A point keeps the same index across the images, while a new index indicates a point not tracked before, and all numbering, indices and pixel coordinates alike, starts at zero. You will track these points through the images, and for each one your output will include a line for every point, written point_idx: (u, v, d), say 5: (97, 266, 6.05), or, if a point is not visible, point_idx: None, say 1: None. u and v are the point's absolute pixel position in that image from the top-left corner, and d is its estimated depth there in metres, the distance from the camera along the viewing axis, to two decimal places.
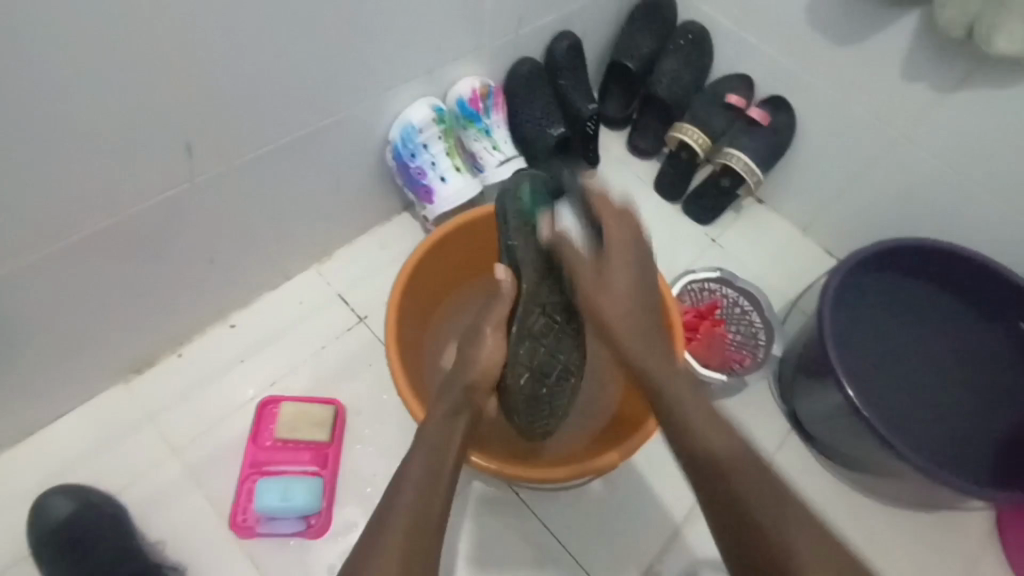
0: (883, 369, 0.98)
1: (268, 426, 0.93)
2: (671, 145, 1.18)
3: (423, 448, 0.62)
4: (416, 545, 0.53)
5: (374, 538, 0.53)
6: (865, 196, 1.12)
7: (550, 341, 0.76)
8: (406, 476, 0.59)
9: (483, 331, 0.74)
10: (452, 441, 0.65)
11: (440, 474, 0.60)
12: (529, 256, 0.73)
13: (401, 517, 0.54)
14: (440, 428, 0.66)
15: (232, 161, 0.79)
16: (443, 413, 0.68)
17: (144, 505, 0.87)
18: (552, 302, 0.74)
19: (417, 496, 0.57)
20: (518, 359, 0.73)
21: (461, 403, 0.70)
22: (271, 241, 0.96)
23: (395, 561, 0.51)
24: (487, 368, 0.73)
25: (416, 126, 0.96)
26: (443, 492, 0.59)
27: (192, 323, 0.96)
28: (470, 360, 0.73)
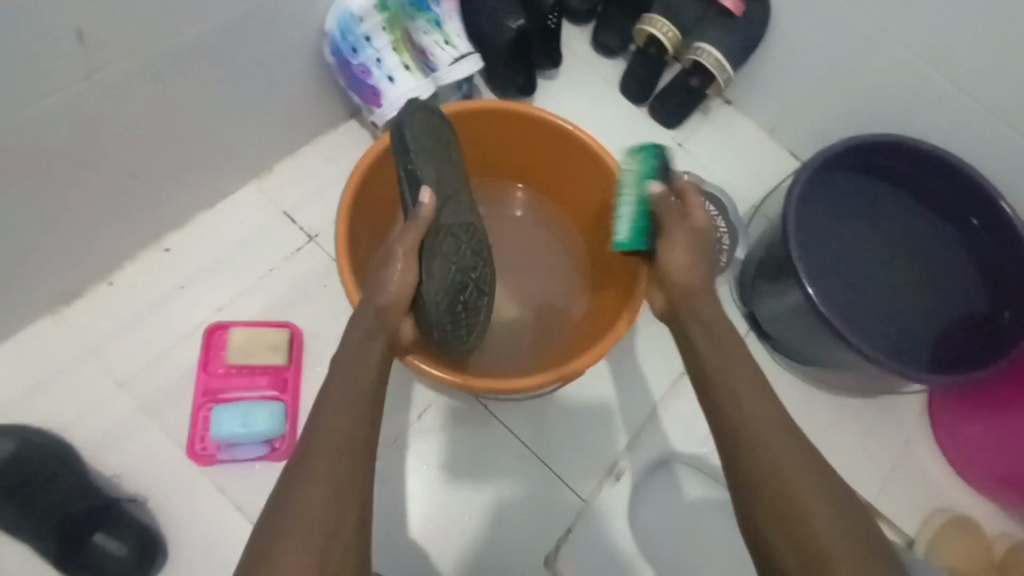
0: (840, 268, 0.98)
1: (219, 352, 0.88)
2: (639, 41, 1.09)
3: (339, 373, 0.61)
4: (344, 471, 0.54)
5: (299, 473, 0.53)
6: (836, 95, 1.07)
7: (461, 258, 0.73)
8: (325, 405, 0.58)
9: (392, 254, 0.68)
10: (370, 363, 0.63)
11: (361, 395, 0.59)
12: (434, 180, 0.70)
13: (324, 447, 0.54)
14: (357, 352, 0.63)
15: (139, 58, 0.69)
16: (357, 338, 0.65)
17: (92, 440, 0.83)
18: (457, 224, 0.73)
19: (338, 423, 0.57)
20: (432, 279, 0.69)
21: (377, 327, 0.66)
22: (201, 153, 0.86)
23: (325, 490, 0.52)
24: (400, 290, 0.68)
25: (355, 15, 0.87)
26: (367, 409, 0.59)
27: (121, 247, 0.88)
28: (380, 282, 0.68)
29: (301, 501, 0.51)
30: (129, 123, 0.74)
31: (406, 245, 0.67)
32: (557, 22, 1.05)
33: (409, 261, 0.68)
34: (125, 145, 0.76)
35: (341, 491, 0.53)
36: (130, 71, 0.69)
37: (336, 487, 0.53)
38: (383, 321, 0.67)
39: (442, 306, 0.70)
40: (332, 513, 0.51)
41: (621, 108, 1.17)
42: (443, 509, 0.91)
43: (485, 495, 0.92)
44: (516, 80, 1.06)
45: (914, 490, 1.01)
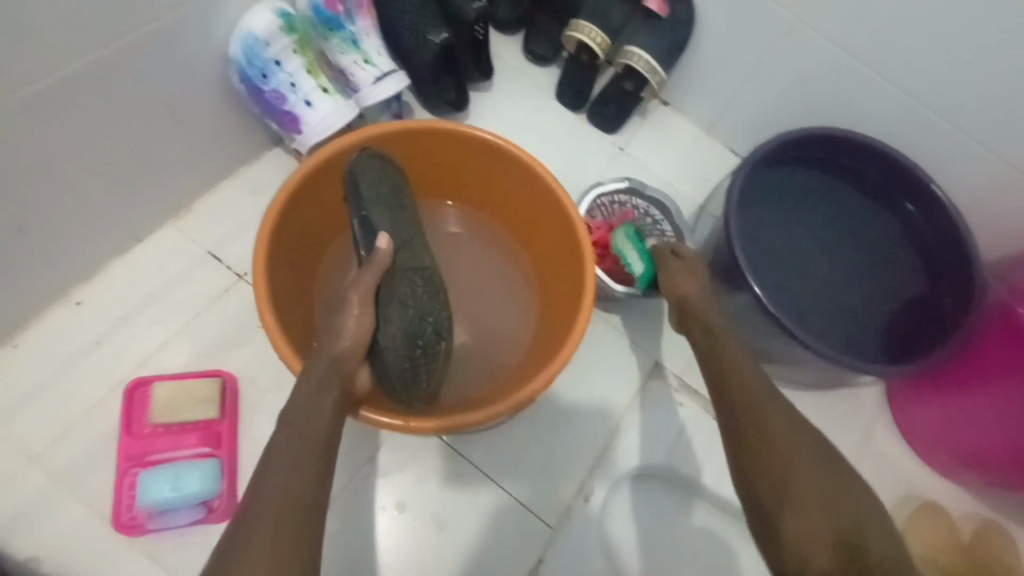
0: (784, 264, 0.98)
1: (143, 412, 0.80)
2: (570, 48, 1.07)
3: (289, 424, 0.57)
4: (289, 537, 0.51)
5: (242, 541, 0.50)
6: (767, 89, 1.08)
7: (419, 300, 0.70)
8: (273, 461, 0.55)
9: (348, 301, 0.67)
10: (321, 416, 0.59)
11: (310, 450, 0.56)
12: (387, 227, 0.74)
13: (272, 511, 0.51)
14: (307, 402, 0.59)
15: (13, 100, 0.62)
16: (308, 387, 0.61)
17: (4, 522, 0.75)
18: (414, 267, 0.73)
19: (285, 490, 0.53)
20: (388, 324, 0.67)
21: (330, 376, 0.62)
22: (106, 196, 0.80)
23: (267, 559, 0.49)
24: (356, 337, 0.66)
25: (260, 39, 0.82)
26: (316, 469, 0.55)
27: (23, 305, 0.80)
28: (335, 329, 0.65)
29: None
30: (14, 172, 0.67)
31: (362, 288, 0.68)
32: (484, 32, 1.00)
33: (365, 306, 0.67)
34: (11, 196, 0.69)
35: (287, 561, 0.49)
36: (4, 113, 0.62)
37: (281, 556, 0.49)
38: (338, 370, 0.63)
39: (401, 350, 0.67)
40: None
41: (558, 116, 1.15)
42: (402, 550, 0.87)
43: (447, 531, 0.89)
44: (446, 95, 1.02)
45: (880, 473, 1.00)
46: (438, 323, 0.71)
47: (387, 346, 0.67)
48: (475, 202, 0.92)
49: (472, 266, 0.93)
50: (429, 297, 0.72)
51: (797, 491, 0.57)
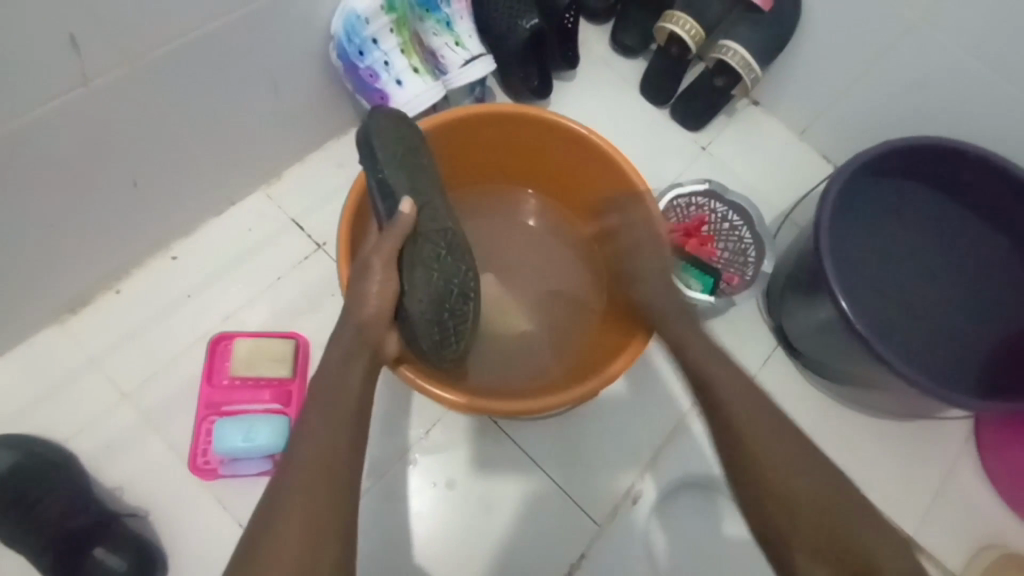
0: (875, 280, 0.93)
1: (223, 363, 0.86)
2: (661, 40, 1.05)
3: (317, 398, 0.60)
4: (320, 500, 0.52)
5: (275, 505, 0.52)
6: (870, 94, 1.02)
7: (445, 265, 0.69)
8: (306, 431, 0.57)
9: (368, 266, 0.66)
10: (350, 389, 0.61)
11: (341, 421, 0.58)
12: (408, 187, 0.70)
13: (304, 475, 0.54)
14: (335, 373, 0.62)
15: (142, 61, 0.67)
16: (337, 359, 0.63)
17: (96, 452, 0.82)
18: (437, 229, 0.70)
19: (311, 454, 0.55)
20: (413, 291, 0.67)
21: (355, 345, 0.64)
22: (208, 160, 0.85)
23: (301, 517, 0.51)
24: (379, 303, 0.66)
25: (361, 16, 0.83)
26: (346, 439, 0.57)
27: (128, 254, 0.87)
28: (360, 295, 0.66)
29: (279, 533, 0.50)
30: (132, 128, 0.72)
31: (382, 254, 0.66)
32: (574, 20, 1.02)
33: (387, 271, 0.66)
34: (128, 151, 0.74)
35: (319, 522, 0.51)
36: (131, 75, 0.67)
37: (313, 515, 0.51)
38: (364, 338, 0.65)
39: (426, 315, 0.68)
40: (311, 547, 0.50)
41: (641, 110, 1.12)
42: (450, 528, 0.88)
43: (496, 514, 0.90)
44: (529, 83, 1.03)
45: (946, 512, 0.97)
46: (466, 287, 0.71)
47: (413, 313, 0.67)
48: (520, 172, 0.91)
49: (507, 235, 0.93)
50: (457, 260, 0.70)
51: (799, 509, 0.54)
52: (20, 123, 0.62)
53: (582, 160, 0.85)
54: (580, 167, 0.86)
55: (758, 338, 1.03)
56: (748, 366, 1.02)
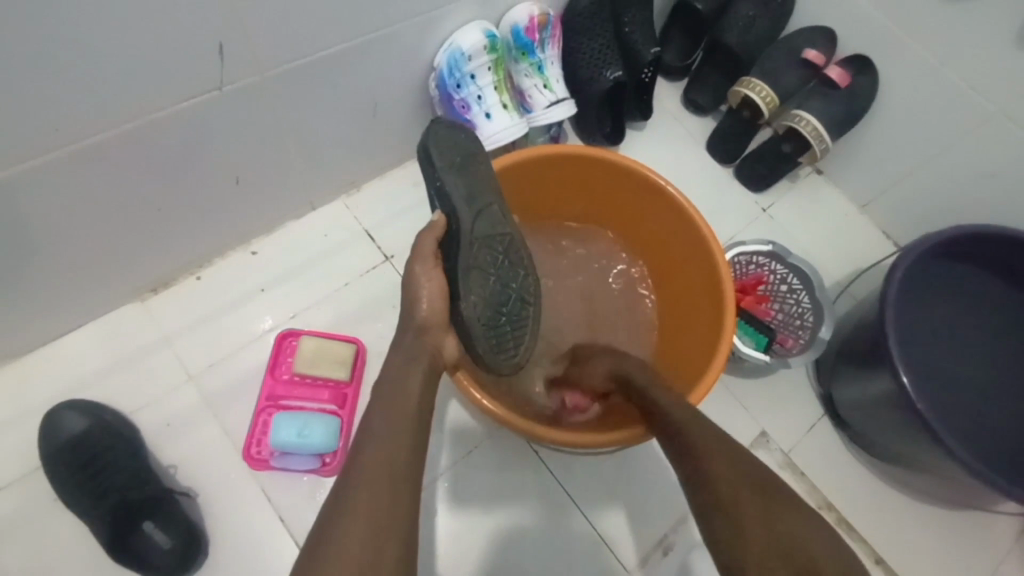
0: (935, 360, 0.92)
1: (287, 359, 0.90)
2: (733, 102, 1.09)
3: (382, 399, 0.62)
4: (383, 498, 0.53)
5: (341, 501, 0.53)
6: (939, 177, 1.03)
7: (501, 269, 0.71)
8: (370, 431, 0.59)
9: (416, 270, 0.70)
10: (410, 388, 0.64)
11: (403, 424, 0.60)
12: (464, 193, 0.70)
13: (366, 474, 0.55)
14: (398, 372, 0.66)
15: (265, 74, 0.73)
16: (400, 360, 0.67)
17: (156, 429, 0.85)
18: (494, 234, 0.71)
19: (383, 444, 0.58)
20: (469, 293, 0.68)
21: (414, 349, 0.68)
22: (299, 167, 0.90)
23: (363, 515, 0.51)
24: (433, 305, 0.70)
25: (465, 53, 0.89)
26: (413, 438, 0.60)
27: (212, 246, 0.91)
28: (411, 301, 0.70)
29: (343, 528, 0.50)
30: (243, 132, 0.78)
31: (424, 257, 0.70)
32: (652, 76, 1.05)
33: (430, 272, 0.70)
34: (235, 151, 0.80)
35: (381, 523, 0.52)
36: (256, 84, 0.73)
37: (375, 516, 0.52)
38: (423, 342, 0.70)
39: (482, 317, 0.68)
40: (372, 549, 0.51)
41: (707, 166, 1.15)
42: (477, 551, 0.89)
43: (523, 543, 0.90)
44: (603, 129, 1.08)
45: None
46: (519, 293, 0.72)
47: (467, 317, 0.67)
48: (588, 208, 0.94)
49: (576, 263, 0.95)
50: (511, 263, 0.72)
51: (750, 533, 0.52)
52: (154, 116, 0.68)
53: (651, 203, 0.88)
54: (647, 210, 0.90)
55: (803, 403, 1.03)
56: (792, 430, 1.02)
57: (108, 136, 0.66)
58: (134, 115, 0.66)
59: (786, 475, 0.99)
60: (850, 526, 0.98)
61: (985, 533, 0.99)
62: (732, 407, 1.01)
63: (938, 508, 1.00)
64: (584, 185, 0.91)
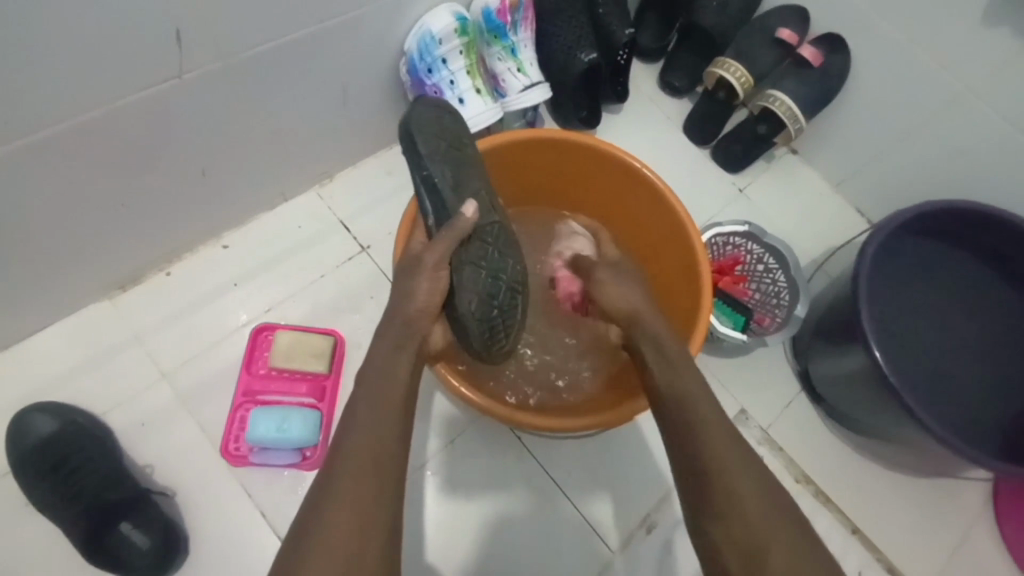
0: (907, 336, 0.94)
1: (263, 354, 0.88)
2: (708, 83, 1.09)
3: (365, 389, 0.61)
4: (367, 490, 0.53)
5: (324, 496, 0.53)
6: (910, 155, 1.04)
7: (491, 261, 0.70)
8: (354, 420, 0.58)
9: (422, 262, 0.67)
10: (399, 377, 0.63)
11: (389, 415, 0.59)
12: (452, 183, 0.69)
13: (350, 468, 0.54)
14: (384, 361, 0.63)
15: (227, 61, 0.70)
16: (386, 349, 0.65)
17: (131, 429, 0.84)
18: (484, 226, 0.70)
19: (367, 434, 0.57)
20: (461, 287, 0.68)
21: (403, 338, 0.66)
22: (269, 156, 0.88)
23: (348, 510, 0.52)
24: (430, 297, 0.68)
25: (436, 37, 0.88)
26: (397, 428, 0.59)
27: (180, 240, 0.89)
28: (405, 293, 0.67)
29: (327, 525, 0.51)
30: (207, 121, 0.76)
31: (438, 254, 0.67)
32: (627, 58, 1.03)
33: (439, 268, 0.67)
34: (199, 141, 0.77)
35: (366, 517, 0.52)
36: (219, 71, 0.71)
37: (360, 509, 0.52)
38: (412, 330, 0.67)
39: (476, 311, 0.69)
40: (358, 542, 0.51)
41: (683, 148, 1.15)
42: (463, 539, 0.89)
43: (508, 529, 0.91)
44: (579, 112, 1.07)
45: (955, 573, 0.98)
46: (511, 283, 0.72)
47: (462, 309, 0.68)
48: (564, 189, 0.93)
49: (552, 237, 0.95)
50: (501, 253, 0.72)
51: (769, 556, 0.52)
52: (112, 107, 0.65)
53: (629, 187, 0.88)
54: (622, 193, 0.89)
55: (782, 381, 1.05)
56: (771, 409, 1.03)
57: (64, 128, 0.64)
58: (90, 106, 0.64)
59: (766, 453, 1.01)
60: (830, 500, 1.00)
61: (960, 502, 1.02)
62: (712, 387, 1.02)
63: (914, 479, 1.02)
64: (558, 169, 0.90)
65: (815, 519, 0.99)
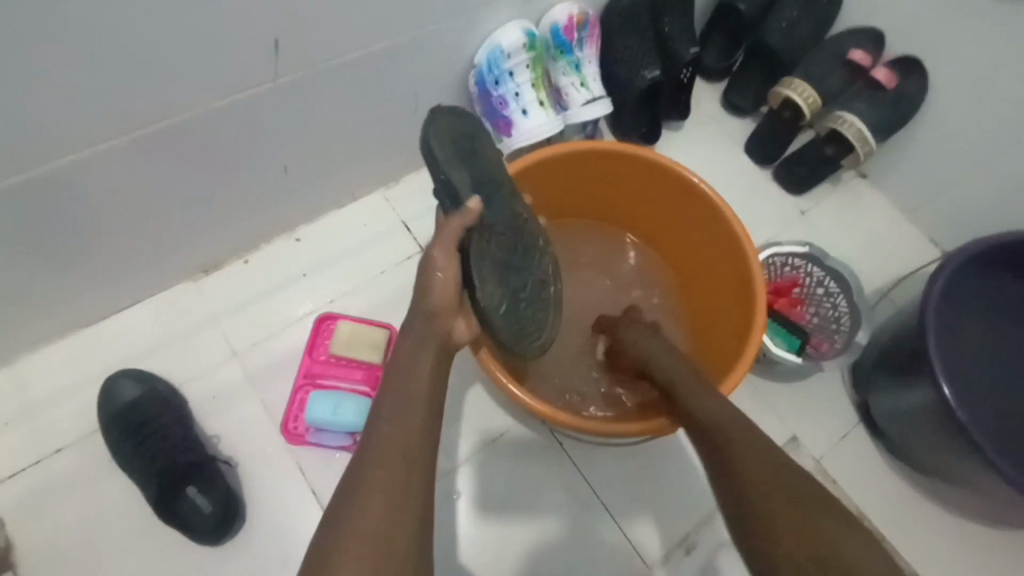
0: (977, 372, 0.89)
1: (324, 341, 0.94)
2: (774, 103, 1.09)
3: (391, 382, 0.64)
4: (393, 471, 0.56)
5: (355, 482, 0.56)
6: (989, 183, 1.00)
7: (514, 259, 0.72)
8: (380, 413, 0.61)
9: (433, 254, 0.70)
10: (422, 372, 0.66)
11: (414, 405, 0.62)
12: (468, 182, 0.71)
13: (378, 455, 0.57)
14: (407, 357, 0.67)
15: (314, 68, 0.77)
16: (409, 344, 0.68)
17: (201, 401, 0.91)
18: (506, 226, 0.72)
19: (390, 424, 0.60)
20: (483, 284, 0.67)
21: (425, 334, 0.69)
22: (345, 158, 0.94)
23: (377, 490, 0.55)
24: (445, 291, 0.70)
25: (504, 51, 0.92)
26: (422, 419, 0.62)
27: (259, 231, 0.97)
28: (426, 287, 0.70)
29: (359, 507, 0.53)
30: (292, 123, 0.83)
31: (445, 243, 0.69)
32: (691, 76, 1.06)
33: (450, 261, 0.70)
34: (283, 142, 0.85)
35: (396, 498, 0.55)
36: (307, 77, 0.77)
37: (391, 491, 0.55)
38: (433, 325, 0.69)
39: (501, 303, 0.69)
40: (389, 524, 0.53)
41: (745, 168, 1.15)
42: (499, 538, 0.90)
43: (544, 534, 0.91)
44: (640, 128, 1.09)
45: None
46: (536, 277, 0.75)
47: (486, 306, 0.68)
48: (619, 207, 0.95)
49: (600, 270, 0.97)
50: (521, 247, 0.73)
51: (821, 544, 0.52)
52: (211, 106, 0.73)
53: (683, 201, 0.89)
54: (674, 207, 0.90)
55: (837, 411, 1.01)
56: (825, 438, 1.00)
57: (170, 121, 0.72)
58: (193, 104, 0.71)
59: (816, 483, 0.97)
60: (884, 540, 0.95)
61: None
62: (761, 410, 1.00)
63: (981, 527, 0.96)
64: (618, 184, 0.92)
65: None
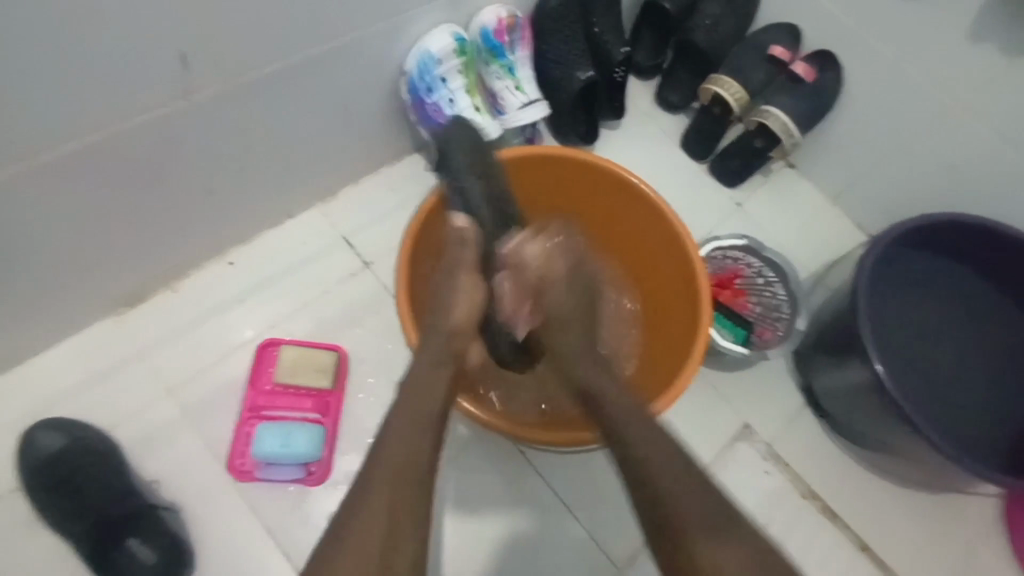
0: (904, 351, 0.95)
1: (268, 370, 0.89)
2: (704, 99, 1.11)
3: (408, 399, 0.62)
4: (395, 495, 0.55)
5: (359, 502, 0.54)
6: (904, 168, 1.06)
7: None
8: (386, 430, 0.60)
9: (457, 279, 0.73)
10: (439, 394, 0.64)
11: (425, 428, 0.60)
12: (479, 197, 0.79)
13: (384, 472, 0.56)
14: (427, 378, 0.65)
15: (233, 82, 0.72)
16: (427, 368, 0.66)
17: (136, 445, 0.85)
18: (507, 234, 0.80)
19: (406, 438, 0.59)
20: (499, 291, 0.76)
21: (444, 356, 0.68)
22: (275, 174, 0.90)
23: (382, 513, 0.53)
24: (468, 311, 0.71)
25: (434, 57, 0.90)
26: (431, 437, 0.60)
27: (188, 257, 0.91)
28: (446, 307, 0.71)
29: (360, 530, 0.52)
30: (213, 141, 0.78)
31: (469, 263, 0.73)
32: (623, 76, 1.06)
33: (476, 285, 0.72)
34: (205, 162, 0.79)
35: (396, 519, 0.53)
36: (226, 94, 0.73)
37: (392, 506, 0.54)
38: (452, 349, 0.69)
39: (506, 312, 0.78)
40: (386, 539, 0.52)
41: (681, 164, 1.17)
42: (464, 553, 0.89)
43: (511, 545, 0.90)
44: (577, 129, 1.09)
45: None
46: None
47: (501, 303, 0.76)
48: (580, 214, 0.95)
49: None
50: None
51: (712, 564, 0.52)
52: (120, 127, 0.67)
53: (634, 205, 0.89)
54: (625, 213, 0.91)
55: (784, 395, 1.05)
56: (774, 421, 1.04)
57: (71, 149, 0.66)
58: (97, 129, 0.66)
59: (769, 465, 1.01)
60: (834, 513, 1.00)
61: (966, 513, 1.01)
62: (713, 400, 1.03)
63: (919, 492, 1.02)
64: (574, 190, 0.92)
65: (819, 532, 0.99)
